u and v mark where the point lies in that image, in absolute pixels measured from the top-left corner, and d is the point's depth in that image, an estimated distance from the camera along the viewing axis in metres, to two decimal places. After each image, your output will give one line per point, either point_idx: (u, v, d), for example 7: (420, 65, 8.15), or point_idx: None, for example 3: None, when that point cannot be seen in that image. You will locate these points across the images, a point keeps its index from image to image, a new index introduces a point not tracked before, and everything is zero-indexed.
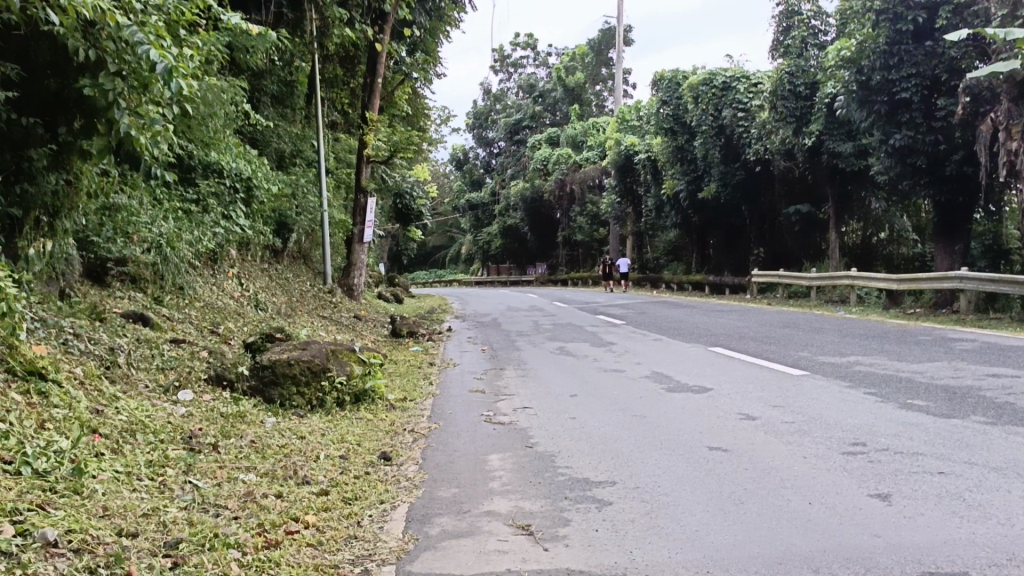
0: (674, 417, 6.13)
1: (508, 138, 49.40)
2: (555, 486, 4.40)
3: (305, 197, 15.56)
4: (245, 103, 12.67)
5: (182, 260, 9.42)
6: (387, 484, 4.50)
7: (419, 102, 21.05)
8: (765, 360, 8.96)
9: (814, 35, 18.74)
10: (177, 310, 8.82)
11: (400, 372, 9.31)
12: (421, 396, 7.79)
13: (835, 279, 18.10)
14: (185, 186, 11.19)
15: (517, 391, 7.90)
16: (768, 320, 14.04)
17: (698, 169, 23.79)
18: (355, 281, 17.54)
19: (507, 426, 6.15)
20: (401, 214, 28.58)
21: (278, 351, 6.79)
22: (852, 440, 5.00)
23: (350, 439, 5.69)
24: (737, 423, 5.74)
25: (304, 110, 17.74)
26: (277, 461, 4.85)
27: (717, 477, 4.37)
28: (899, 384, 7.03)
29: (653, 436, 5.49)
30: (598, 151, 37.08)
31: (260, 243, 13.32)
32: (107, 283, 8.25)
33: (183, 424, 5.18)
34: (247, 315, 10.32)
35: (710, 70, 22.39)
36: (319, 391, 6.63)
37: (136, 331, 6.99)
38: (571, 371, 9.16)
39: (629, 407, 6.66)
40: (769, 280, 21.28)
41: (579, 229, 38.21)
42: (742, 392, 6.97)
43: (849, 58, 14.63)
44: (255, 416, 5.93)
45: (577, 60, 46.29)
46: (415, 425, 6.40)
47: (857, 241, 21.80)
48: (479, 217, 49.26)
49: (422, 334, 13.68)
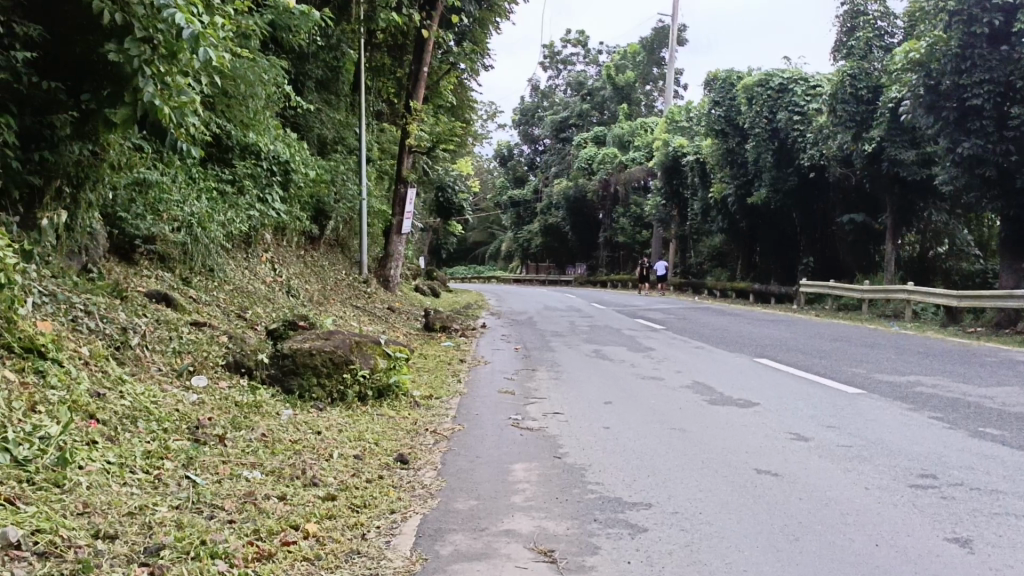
0: (716, 433, 5.68)
1: (554, 136, 48.91)
2: (583, 504, 4.01)
3: (344, 184, 15.30)
4: (288, 85, 12.44)
5: (214, 241, 9.17)
6: (399, 492, 4.13)
7: (465, 93, 20.76)
8: (816, 375, 8.47)
9: (880, 37, 18.09)
10: (206, 292, 8.56)
11: (429, 368, 8.94)
12: (448, 395, 7.41)
13: (889, 293, 17.41)
14: (221, 167, 10.96)
15: (548, 394, 7.48)
16: (817, 332, 13.47)
17: (747, 174, 23.14)
18: (391, 272, 17.23)
19: (535, 433, 5.76)
20: (443, 207, 28.23)
21: (300, 339, 6.48)
22: (919, 472, 4.57)
23: (368, 438, 5.34)
24: (787, 443, 5.32)
25: (349, 96, 17.51)
26: (288, 459, 4.50)
27: (767, 507, 3.95)
28: (968, 409, 6.51)
29: (692, 452, 5.08)
30: (645, 152, 36.52)
31: (296, 228, 13.06)
32: (135, 261, 8.00)
33: (191, 413, 4.87)
34: (278, 302, 10.05)
35: (766, 71, 21.74)
36: (341, 384, 6.30)
37: (158, 311, 6.71)
38: (607, 376, 8.73)
39: (666, 419, 6.21)
40: (817, 291, 20.60)
41: (622, 230, 37.59)
42: (791, 409, 6.50)
43: (917, 60, 13.96)
44: (271, 408, 5.62)
45: (628, 59, 45.65)
46: (438, 426, 6.02)
47: (913, 255, 21.01)
48: (520, 215, 48.89)
49: (456, 329, 13.35)
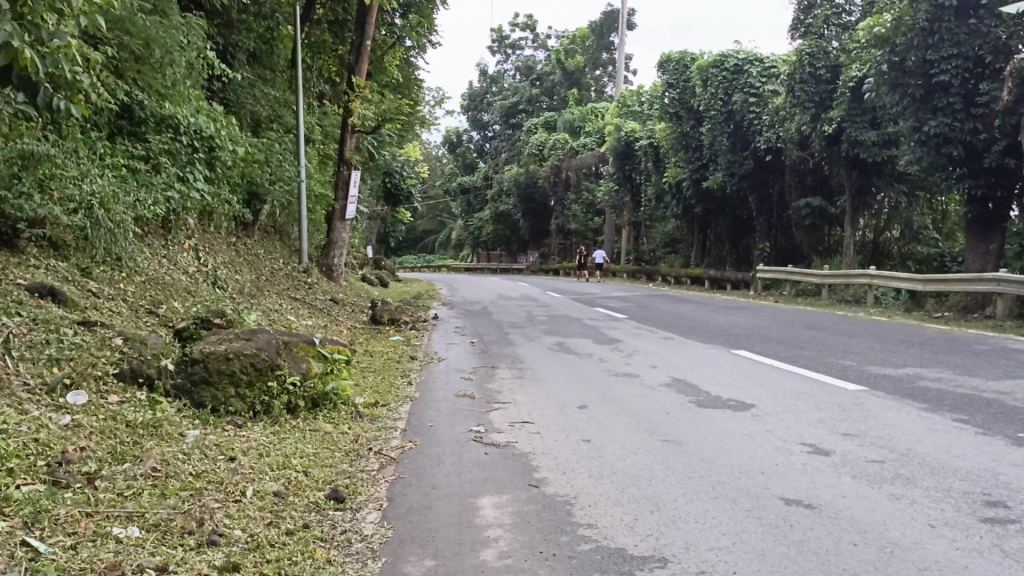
0: (719, 444, 4.69)
1: (503, 121, 47.87)
2: (578, 562, 3.00)
3: (280, 166, 14.04)
4: (209, 53, 11.26)
5: (121, 227, 8.02)
6: (328, 551, 3.08)
7: (410, 71, 19.60)
8: (805, 368, 7.53)
9: (837, 15, 17.27)
10: (109, 285, 7.38)
11: (375, 368, 7.86)
12: (396, 402, 6.33)
13: (851, 276, 16.74)
14: (131, 142, 9.65)
15: (514, 398, 6.46)
16: (788, 319, 12.63)
17: (703, 157, 22.33)
18: (334, 261, 15.98)
19: (503, 451, 4.73)
20: (390, 194, 27.00)
21: (214, 340, 5.36)
22: (985, 499, 3.59)
23: (295, 465, 4.26)
24: (805, 456, 4.35)
25: (285, 73, 16.29)
26: (183, 503, 3.41)
27: (818, 562, 2.96)
28: (988, 410, 5.56)
29: (697, 474, 4.09)
30: (596, 137, 35.79)
31: (224, 212, 11.81)
32: (19, 249, 6.87)
33: (56, 441, 3.74)
34: (201, 294, 8.89)
35: (721, 51, 20.89)
36: (266, 393, 5.24)
37: (37, 308, 5.56)
38: (576, 375, 7.73)
39: (655, 428, 5.21)
40: (775, 276, 19.88)
41: (573, 217, 36.73)
42: (794, 412, 5.54)
43: (880, 36, 13.05)
44: (174, 427, 4.55)
45: (577, 43, 44.73)
46: (383, 445, 4.94)
47: (868, 238, 20.45)
48: (470, 202, 47.86)
49: (405, 322, 12.28)
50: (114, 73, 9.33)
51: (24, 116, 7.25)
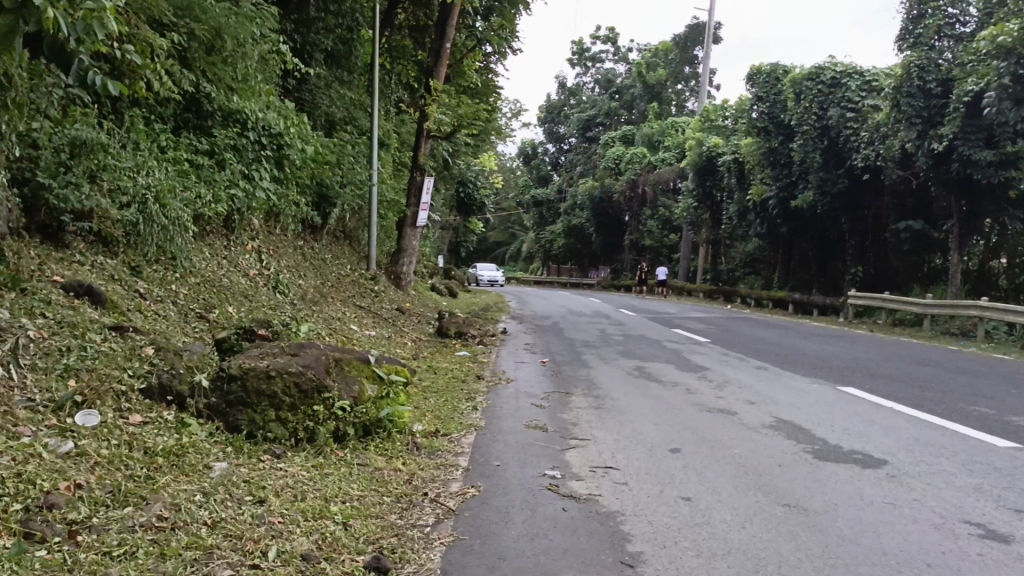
0: (857, 516, 3.78)
1: (580, 135, 47.09)
2: None
3: (351, 168, 13.49)
4: (283, 47, 10.83)
5: (178, 224, 7.48)
6: None
7: (488, 77, 18.91)
8: (932, 415, 6.46)
9: (950, 25, 15.97)
10: (160, 286, 6.82)
11: (437, 389, 7.12)
12: (459, 431, 5.56)
13: (957, 307, 15.32)
14: (196, 136, 9.11)
15: (594, 435, 5.63)
16: (895, 353, 11.42)
17: (792, 174, 21.05)
18: (403, 269, 15.37)
19: (587, 508, 3.89)
20: (464, 204, 26.47)
21: (256, 355, 4.66)
22: None
23: (335, 515, 3.51)
24: (977, 543, 3.41)
25: (363, 75, 15.77)
26: (184, 570, 2.68)
27: None
28: None
29: (839, 560, 3.20)
30: (676, 152, 34.59)
31: (291, 214, 11.25)
32: (65, 244, 6.30)
33: (44, 476, 3.08)
34: (261, 300, 8.28)
35: (817, 63, 19.64)
36: (311, 418, 4.54)
37: (67, 309, 4.96)
38: (662, 407, 6.83)
39: (769, 486, 4.31)
40: (868, 302, 18.51)
41: (648, 233, 35.59)
42: (939, 475, 4.55)
43: (1006, 47, 11.77)
44: (200, 457, 3.86)
45: (659, 56, 43.21)
46: (441, 489, 4.18)
47: (971, 267, 18.85)
48: (543, 214, 47.32)
49: (473, 335, 11.54)
50: (182, 63, 8.83)
51: (79, 103, 6.78)
